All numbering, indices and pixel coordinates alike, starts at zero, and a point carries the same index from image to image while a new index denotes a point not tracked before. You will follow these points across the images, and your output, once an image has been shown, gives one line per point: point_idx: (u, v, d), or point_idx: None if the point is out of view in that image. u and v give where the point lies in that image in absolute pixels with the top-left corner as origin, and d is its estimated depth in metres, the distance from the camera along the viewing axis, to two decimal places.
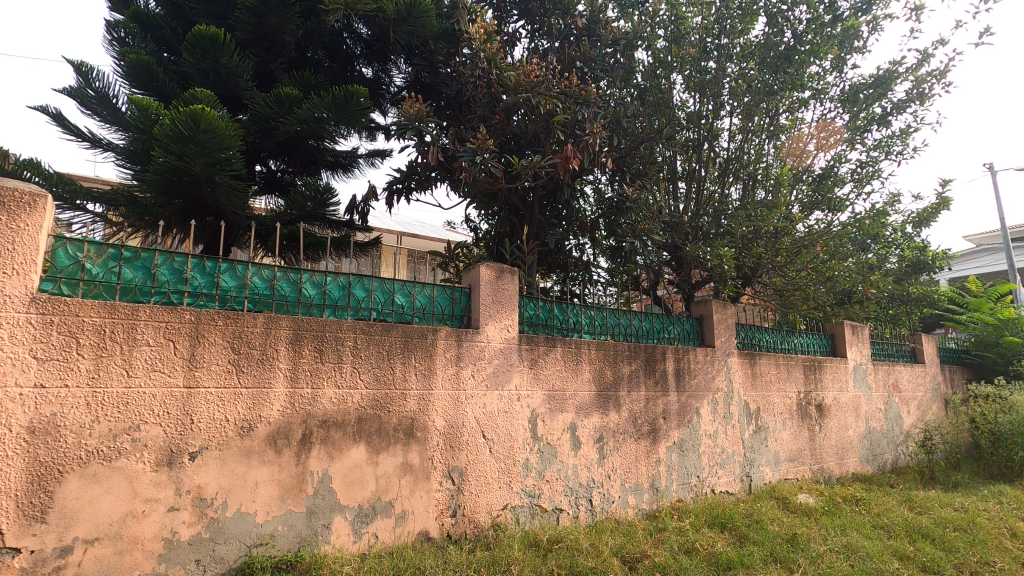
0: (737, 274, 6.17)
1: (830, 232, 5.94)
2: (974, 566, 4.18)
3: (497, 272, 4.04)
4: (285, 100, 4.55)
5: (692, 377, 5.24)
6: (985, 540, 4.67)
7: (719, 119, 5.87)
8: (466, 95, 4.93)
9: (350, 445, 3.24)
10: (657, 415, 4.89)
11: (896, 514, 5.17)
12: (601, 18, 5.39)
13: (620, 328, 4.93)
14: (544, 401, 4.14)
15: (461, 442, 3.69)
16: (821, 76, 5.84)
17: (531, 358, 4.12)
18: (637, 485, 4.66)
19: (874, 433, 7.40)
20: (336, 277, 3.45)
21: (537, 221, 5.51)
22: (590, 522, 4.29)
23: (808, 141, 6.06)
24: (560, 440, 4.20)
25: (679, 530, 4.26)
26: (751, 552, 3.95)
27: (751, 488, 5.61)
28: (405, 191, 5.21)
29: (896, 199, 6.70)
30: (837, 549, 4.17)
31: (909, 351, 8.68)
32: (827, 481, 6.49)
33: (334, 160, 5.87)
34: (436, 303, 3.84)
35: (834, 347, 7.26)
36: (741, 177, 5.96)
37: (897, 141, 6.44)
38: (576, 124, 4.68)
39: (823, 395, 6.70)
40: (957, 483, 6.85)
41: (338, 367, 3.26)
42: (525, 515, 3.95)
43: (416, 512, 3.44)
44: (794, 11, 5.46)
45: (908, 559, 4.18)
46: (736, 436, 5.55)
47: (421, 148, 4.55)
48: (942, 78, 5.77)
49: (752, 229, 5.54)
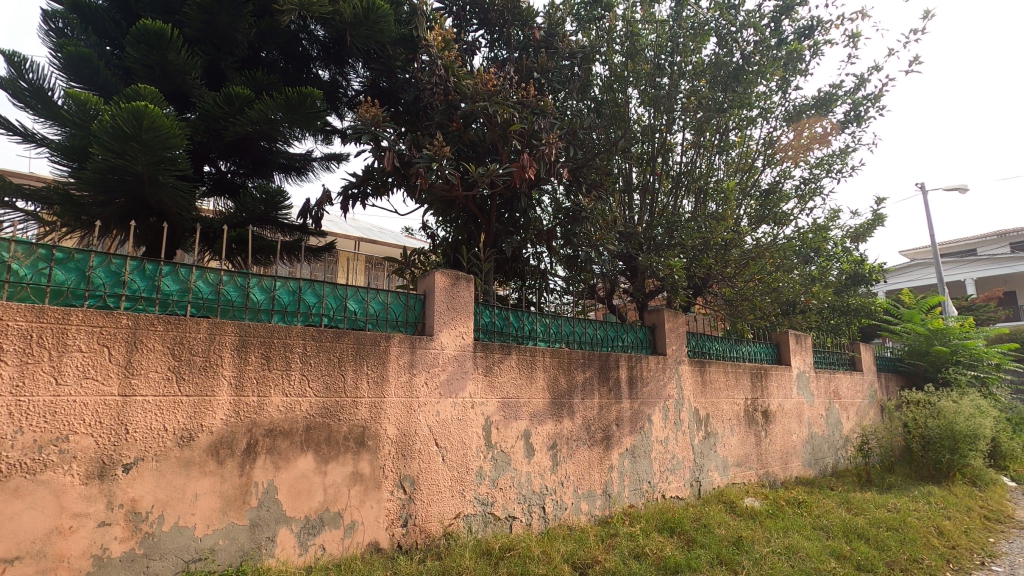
0: (688, 284, 6.36)
1: (776, 245, 6.19)
2: (905, 563, 4.40)
3: (452, 279, 4.04)
4: (236, 100, 4.43)
5: (645, 385, 5.35)
6: (915, 538, 4.93)
7: (672, 133, 6.07)
8: (423, 102, 4.90)
9: (298, 455, 3.15)
10: (610, 422, 4.96)
11: (834, 515, 5.39)
12: (558, 31, 5.46)
13: (575, 336, 4.99)
14: (498, 409, 4.14)
15: (414, 451, 3.65)
16: (768, 95, 6.10)
17: (486, 366, 4.12)
18: (590, 491, 4.71)
19: (816, 438, 7.72)
20: (286, 282, 3.37)
21: (495, 229, 5.53)
22: (542, 529, 4.30)
23: (756, 157, 6.31)
24: (514, 447, 4.21)
25: (629, 535, 4.32)
26: (698, 555, 4.05)
27: (700, 493, 5.76)
28: (361, 196, 5.15)
29: (836, 214, 7.06)
30: (779, 550, 4.31)
31: (848, 359, 9.13)
32: (772, 485, 6.71)
33: (287, 163, 5.76)
34: (390, 310, 3.80)
35: (779, 355, 7.55)
36: (693, 191, 6.18)
37: (837, 160, 6.80)
38: (533, 134, 4.73)
39: (769, 401, 6.95)
40: (891, 485, 7.22)
41: (286, 374, 3.18)
42: (477, 524, 3.92)
43: (366, 522, 3.37)
44: (742, 33, 5.70)
45: (844, 558, 4.37)
46: (686, 442, 5.69)
47: (378, 153, 4.50)
48: (877, 102, 6.13)
49: (702, 241, 5.72)
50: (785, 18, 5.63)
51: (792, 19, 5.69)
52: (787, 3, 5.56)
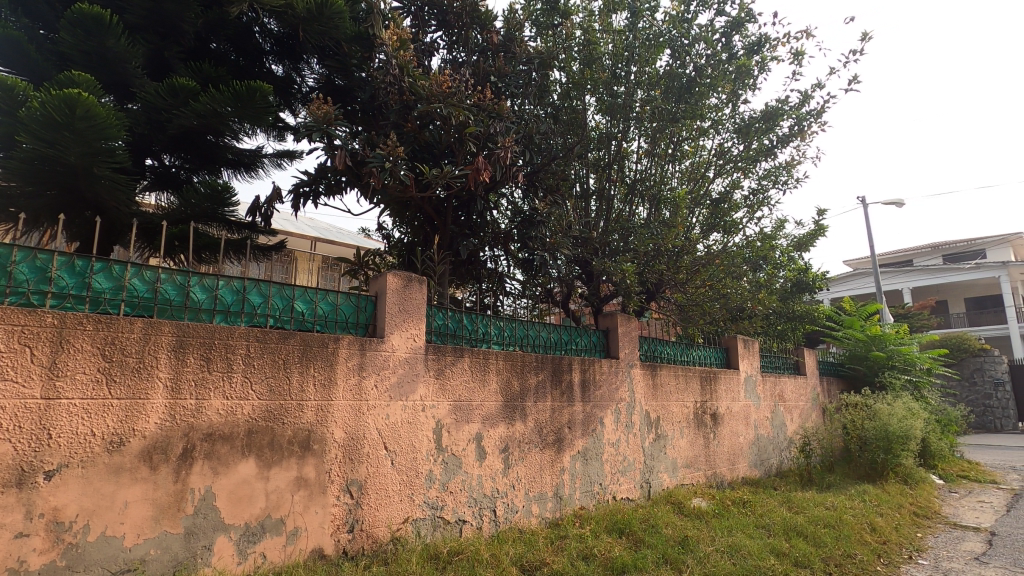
0: (642, 289, 6.49)
1: (726, 252, 6.39)
2: (839, 559, 4.61)
3: (404, 281, 4.00)
4: (180, 91, 4.28)
5: (597, 388, 5.42)
6: (849, 534, 5.16)
7: (628, 141, 6.20)
8: (378, 100, 4.83)
9: (238, 460, 3.05)
10: (563, 424, 5.01)
11: (776, 514, 5.59)
12: (516, 36, 5.50)
13: (529, 339, 5.01)
14: (449, 411, 4.12)
15: (362, 454, 3.59)
16: (719, 107, 6.29)
17: (438, 369, 4.09)
18: (541, 494, 4.73)
19: (762, 439, 7.99)
20: (229, 282, 3.26)
21: (451, 231, 5.51)
22: (493, 532, 4.30)
23: (707, 167, 6.51)
24: (465, 450, 4.19)
25: (578, 537, 4.37)
26: (645, 555, 4.12)
27: (649, 494, 5.87)
28: (313, 194, 5.04)
29: (782, 224, 7.35)
30: (722, 549, 4.44)
31: (793, 363, 9.50)
32: (719, 485, 6.91)
33: (236, 158, 5.58)
34: (340, 311, 3.73)
35: (728, 359, 7.78)
36: (648, 198, 6.31)
37: (783, 172, 7.09)
38: (489, 137, 4.72)
39: (717, 404, 7.15)
40: (830, 484, 7.55)
41: (227, 376, 3.07)
42: (426, 528, 3.88)
43: (310, 529, 3.29)
44: (695, 46, 5.87)
45: (783, 554, 4.53)
46: (637, 444, 5.79)
47: (330, 151, 4.43)
48: (819, 118, 6.42)
49: (654, 247, 5.85)
50: (736, 33, 5.83)
51: (742, 35, 5.89)
52: (738, 19, 5.76)
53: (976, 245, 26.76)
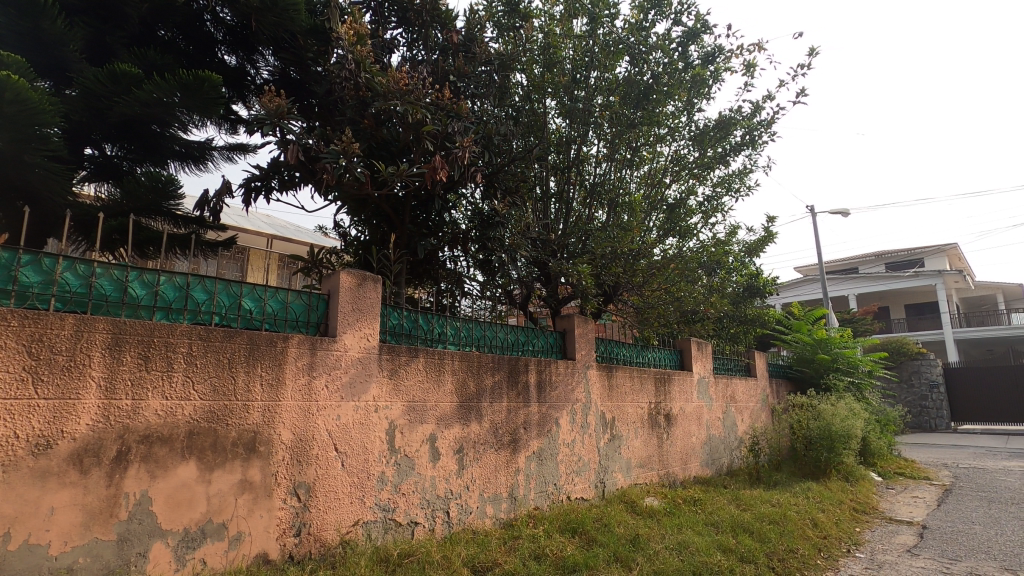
0: (599, 291, 6.59)
1: (681, 257, 6.55)
2: (782, 554, 4.78)
3: (358, 280, 3.94)
4: (122, 78, 4.10)
5: (553, 389, 5.46)
6: (792, 530, 5.36)
7: (587, 145, 6.27)
8: (334, 96, 4.73)
9: (178, 463, 2.93)
10: (518, 425, 5.02)
11: (725, 511, 5.75)
12: (476, 36, 5.50)
13: (485, 340, 5.00)
14: (403, 412, 4.07)
15: (311, 456, 3.51)
16: (675, 115, 6.44)
17: (392, 369, 4.04)
18: (495, 494, 4.73)
19: (713, 439, 8.20)
20: (171, 277, 3.14)
21: (408, 231, 5.46)
22: (446, 534, 4.26)
23: (664, 173, 6.64)
24: (418, 452, 4.15)
25: (531, 537, 4.39)
26: (596, 554, 4.16)
27: (604, 494, 5.94)
28: (264, 189, 4.89)
29: (735, 230, 7.57)
30: (671, 546, 4.53)
31: (744, 365, 9.79)
32: (671, 484, 7.06)
33: (184, 149, 5.40)
34: (291, 309, 3.63)
35: (682, 361, 7.97)
36: (606, 202, 6.40)
37: (736, 180, 7.32)
38: (447, 136, 4.68)
39: (671, 405, 7.30)
40: (777, 481, 7.82)
41: (167, 376, 2.95)
42: (377, 531, 3.82)
43: (254, 533, 3.19)
44: (652, 54, 5.98)
45: (730, 550, 4.66)
46: (592, 445, 5.86)
47: (282, 145, 4.32)
48: (769, 128, 6.65)
49: (611, 249, 5.94)
50: (691, 43, 5.98)
51: (698, 45, 6.05)
52: (693, 30, 5.91)
53: (916, 254, 28.24)
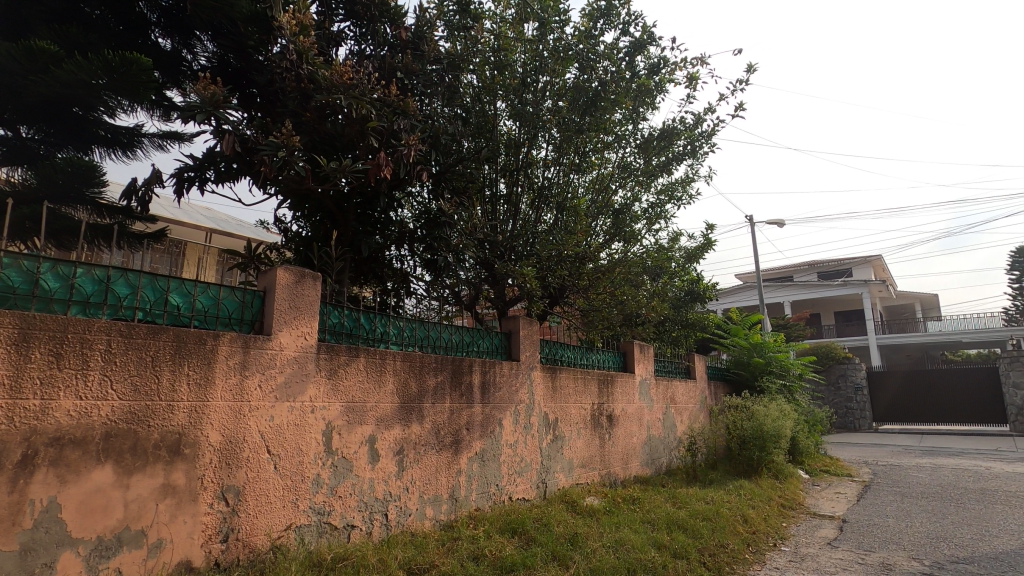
0: (545, 293, 6.66)
1: (625, 261, 6.70)
2: (713, 549, 4.97)
3: (296, 277, 3.83)
4: (40, 56, 3.86)
5: (497, 390, 5.48)
6: (724, 526, 5.57)
7: (536, 149, 6.35)
8: (274, 86, 4.58)
9: (92, 466, 2.76)
10: (460, 426, 5.01)
11: (661, 509, 5.92)
12: (426, 35, 5.45)
13: (429, 340, 4.95)
14: (341, 413, 3.98)
15: (240, 459, 3.37)
16: (622, 123, 6.59)
17: (330, 369, 3.95)
18: (436, 496, 4.69)
19: (653, 439, 8.43)
20: (89, 269, 2.96)
21: (352, 228, 5.36)
22: (383, 537, 4.19)
23: (611, 180, 6.78)
24: (357, 454, 4.07)
25: (470, 538, 4.38)
26: (534, 554, 4.20)
27: (545, 494, 6.00)
28: (198, 180, 4.69)
29: (677, 237, 7.82)
30: (608, 544, 4.63)
31: (684, 368, 10.10)
32: (612, 484, 7.20)
33: (110, 135, 5.26)
34: (223, 306, 3.49)
35: (625, 363, 8.16)
36: (553, 206, 6.48)
37: (679, 188, 7.56)
38: (393, 133, 4.61)
39: (613, 406, 7.46)
40: (712, 479, 8.12)
41: (83, 374, 2.77)
42: (311, 535, 3.72)
43: (177, 540, 3.04)
44: (600, 62, 6.10)
45: (664, 547, 4.80)
46: (534, 445, 5.91)
47: (217, 135, 4.16)
48: (710, 139, 6.92)
49: (556, 252, 6.02)
50: (638, 54, 6.14)
51: (644, 56, 6.22)
52: (640, 41, 6.07)
53: (845, 265, 30.00)
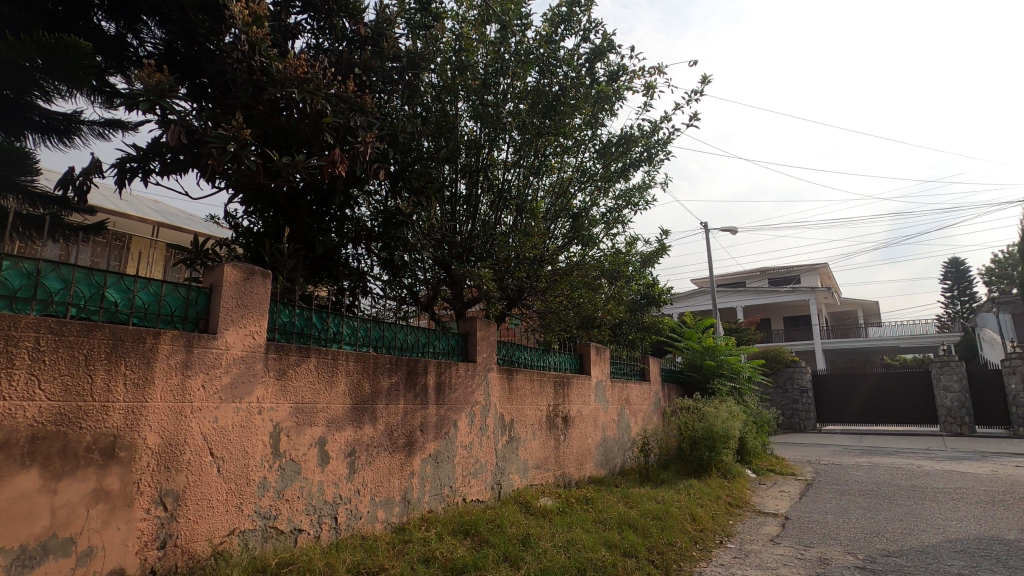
0: (503, 295, 6.67)
1: (583, 264, 6.79)
2: (661, 547, 5.08)
3: (245, 274, 3.72)
4: None
5: (453, 391, 5.45)
6: (673, 525, 5.71)
7: (496, 150, 6.39)
8: (225, 77, 4.44)
9: (16, 471, 2.60)
10: (415, 427, 4.96)
11: (613, 509, 6.02)
12: (386, 31, 5.39)
13: (384, 341, 4.89)
14: (290, 415, 3.89)
15: (181, 462, 3.25)
16: (581, 129, 6.67)
17: (279, 369, 3.85)
18: (388, 498, 4.63)
19: (608, 440, 8.55)
20: (18, 263, 2.80)
21: (307, 225, 5.26)
22: (332, 541, 4.11)
23: (570, 184, 6.85)
24: (306, 456, 3.97)
25: (422, 540, 4.34)
26: (486, 555, 4.20)
27: (500, 495, 6.01)
28: (142, 171, 4.50)
29: (634, 241, 7.97)
30: (560, 544, 4.67)
31: (639, 370, 10.29)
32: (566, 484, 7.27)
33: (46, 121, 5.02)
34: (165, 303, 3.35)
35: (582, 365, 8.25)
36: (512, 208, 6.51)
37: (636, 194, 7.72)
38: (349, 130, 4.54)
39: (568, 407, 7.53)
40: (663, 479, 8.31)
41: (8, 373, 2.62)
42: (255, 540, 3.61)
43: (109, 547, 2.90)
44: (560, 67, 6.17)
45: (614, 546, 4.88)
46: (490, 446, 5.91)
47: (163, 125, 4.01)
48: (666, 147, 7.09)
49: (514, 254, 6.05)
50: (597, 61, 6.24)
51: (604, 63, 6.32)
52: (600, 48, 6.17)
53: (793, 272, 31.23)
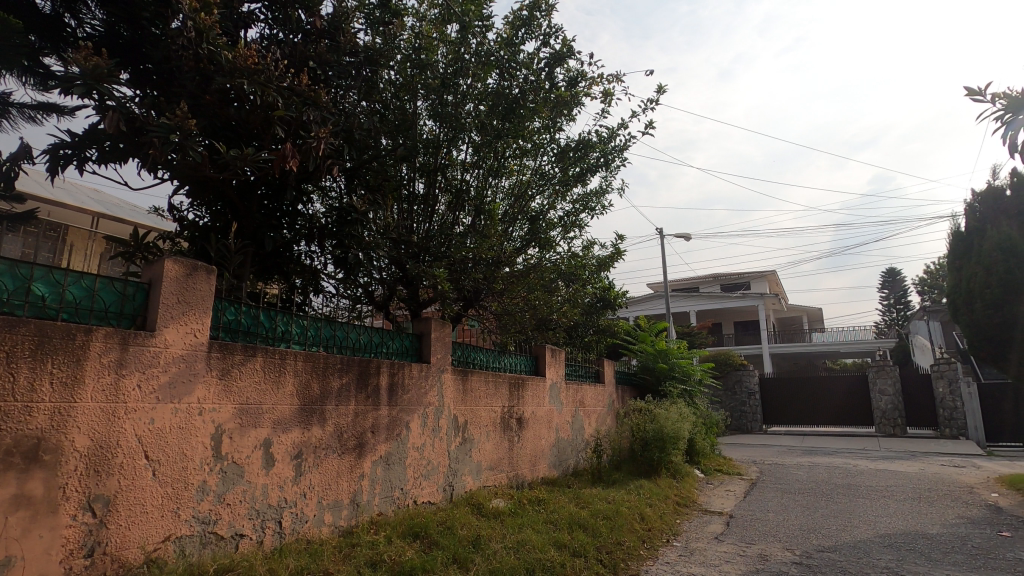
0: (459, 295, 6.66)
1: (540, 267, 6.85)
2: (610, 547, 5.17)
3: (187, 269, 3.58)
4: None
5: (405, 392, 5.39)
6: (623, 524, 5.81)
7: (456, 151, 6.36)
8: (170, 64, 4.27)
9: None
10: (365, 429, 4.88)
11: (564, 509, 6.08)
12: (343, 26, 5.29)
13: (336, 340, 4.79)
14: (233, 416, 3.76)
15: (113, 466, 3.09)
16: (540, 132, 6.72)
17: (222, 369, 3.71)
18: (336, 501, 4.54)
19: (562, 441, 8.63)
20: None
21: (256, 221, 5.11)
22: (276, 546, 3.99)
23: (529, 187, 6.89)
24: (249, 458, 3.85)
25: (370, 543, 4.28)
26: (435, 557, 4.17)
27: (452, 497, 5.98)
28: (76, 158, 4.29)
29: (591, 245, 8.09)
30: (510, 545, 4.69)
31: (593, 371, 10.44)
32: (519, 485, 7.29)
33: None
34: (99, 298, 3.20)
35: (537, 367, 8.31)
36: (471, 209, 6.51)
37: (593, 199, 7.84)
38: (302, 124, 4.44)
39: (523, 409, 7.56)
40: (615, 480, 8.45)
41: None
42: (193, 546, 3.47)
43: (31, 556, 2.73)
44: (520, 70, 6.20)
45: (564, 546, 4.93)
46: (442, 448, 5.87)
47: (100, 112, 3.82)
48: (622, 153, 7.22)
49: (471, 256, 6.04)
50: (557, 66, 6.31)
51: (563, 68, 6.39)
52: (560, 54, 6.24)
53: (744, 278, 32.35)
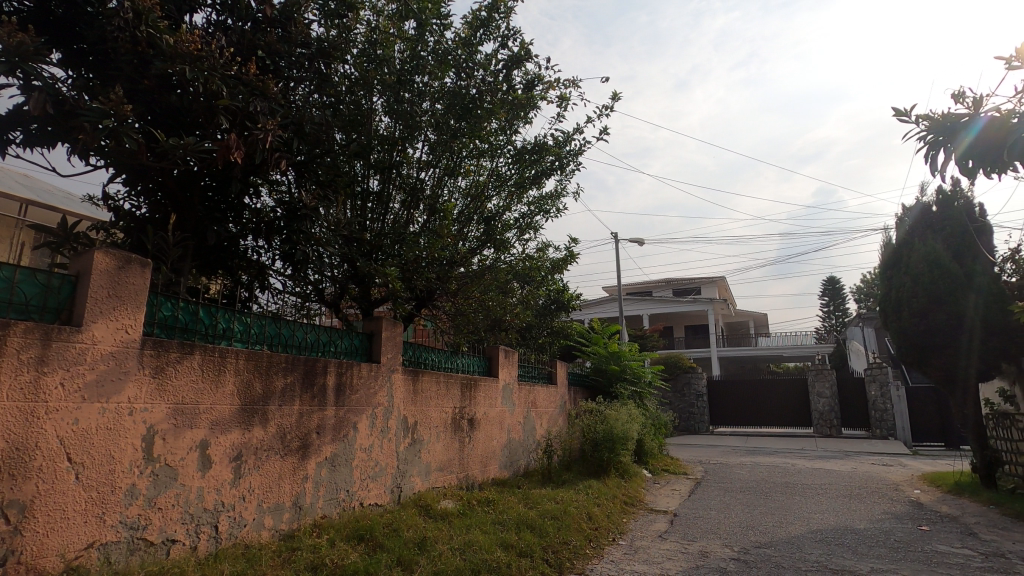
0: (411, 294, 6.60)
1: (495, 268, 6.95)
2: (556, 546, 5.22)
3: (120, 262, 3.41)
4: None
5: (353, 392, 5.29)
6: (570, 524, 5.88)
7: (412, 149, 6.30)
8: (107, 46, 4.06)
9: None
10: (310, 430, 4.76)
11: (513, 509, 6.10)
12: (295, 16, 5.15)
13: (280, 339, 4.65)
14: (168, 416, 3.60)
15: (30, 470, 2.91)
16: (496, 133, 6.72)
17: (156, 367, 3.55)
18: (277, 504, 4.41)
19: (513, 442, 8.66)
20: None
21: (199, 214, 4.91)
22: (211, 552, 3.84)
23: (485, 188, 6.89)
24: (183, 461, 3.69)
25: (312, 547, 4.17)
26: (379, 560, 4.11)
27: (399, 498, 5.90)
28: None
29: (545, 247, 8.16)
30: (456, 547, 4.66)
31: (546, 373, 10.52)
32: (469, 486, 7.27)
33: None
34: (18, 290, 3.00)
35: (489, 367, 8.32)
36: (425, 208, 6.47)
37: (549, 202, 7.92)
38: (248, 115, 4.29)
39: (474, 409, 7.55)
40: (564, 480, 8.53)
41: None
42: (119, 553, 3.29)
43: None
44: (477, 70, 6.19)
45: (510, 546, 4.94)
46: (390, 449, 5.78)
47: (27, 92, 3.60)
48: (577, 157, 7.32)
49: (423, 256, 5.99)
50: (514, 68, 6.34)
51: (520, 71, 6.43)
52: (517, 56, 6.27)
53: (694, 283, 33.31)
